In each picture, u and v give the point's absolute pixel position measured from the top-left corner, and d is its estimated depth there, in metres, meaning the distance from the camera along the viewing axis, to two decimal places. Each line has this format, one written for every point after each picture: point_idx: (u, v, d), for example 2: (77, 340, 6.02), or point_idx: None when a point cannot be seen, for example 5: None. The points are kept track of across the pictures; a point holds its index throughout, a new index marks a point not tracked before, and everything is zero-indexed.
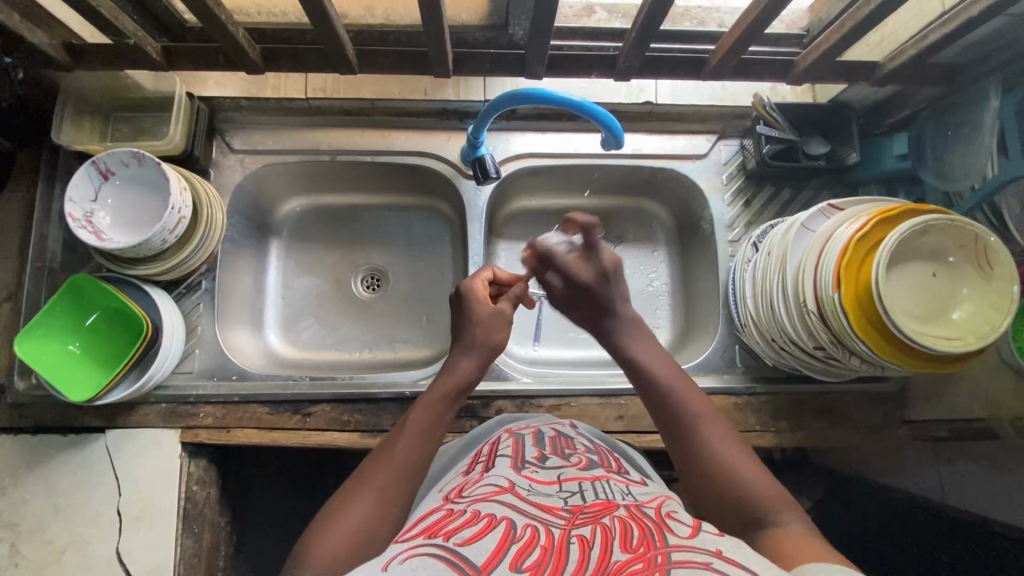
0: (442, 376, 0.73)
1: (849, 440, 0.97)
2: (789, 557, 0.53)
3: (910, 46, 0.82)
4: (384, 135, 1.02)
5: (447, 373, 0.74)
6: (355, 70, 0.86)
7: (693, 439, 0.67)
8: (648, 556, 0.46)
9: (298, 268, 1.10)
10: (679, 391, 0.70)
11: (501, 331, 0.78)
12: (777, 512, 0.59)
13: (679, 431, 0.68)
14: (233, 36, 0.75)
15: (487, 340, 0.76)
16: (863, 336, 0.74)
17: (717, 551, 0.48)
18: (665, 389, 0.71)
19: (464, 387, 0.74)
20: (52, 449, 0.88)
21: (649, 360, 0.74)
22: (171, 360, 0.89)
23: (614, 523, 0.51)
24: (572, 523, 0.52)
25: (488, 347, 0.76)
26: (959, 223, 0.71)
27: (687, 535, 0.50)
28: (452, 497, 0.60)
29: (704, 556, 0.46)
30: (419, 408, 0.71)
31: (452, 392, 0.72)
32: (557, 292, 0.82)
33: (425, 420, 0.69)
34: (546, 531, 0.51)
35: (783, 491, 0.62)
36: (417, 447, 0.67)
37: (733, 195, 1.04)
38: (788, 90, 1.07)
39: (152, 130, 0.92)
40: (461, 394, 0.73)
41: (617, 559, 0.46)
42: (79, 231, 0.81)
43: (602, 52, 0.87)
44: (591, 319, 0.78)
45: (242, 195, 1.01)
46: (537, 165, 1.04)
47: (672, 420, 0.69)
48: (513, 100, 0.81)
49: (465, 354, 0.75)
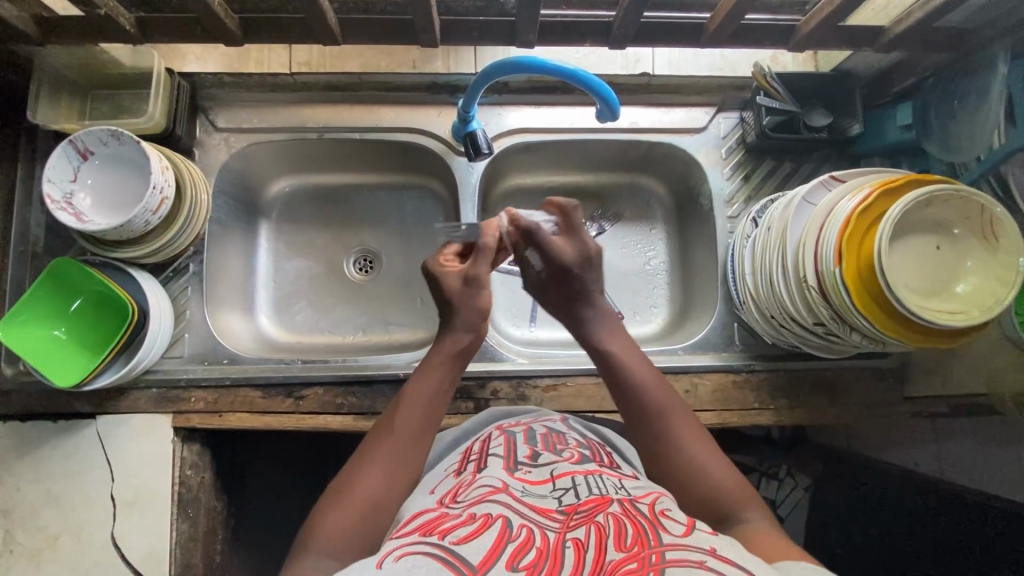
0: (436, 347, 0.72)
1: (850, 417, 0.96)
2: (767, 550, 0.53)
3: (917, 8, 0.79)
4: (372, 111, 0.99)
5: (441, 343, 0.72)
6: (340, 42, 0.82)
7: (655, 430, 0.66)
8: (642, 556, 0.45)
9: (289, 250, 1.08)
10: (640, 383, 0.69)
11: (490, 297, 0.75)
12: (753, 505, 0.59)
13: (645, 427, 0.66)
14: (208, 5, 0.71)
15: (475, 305, 0.74)
16: (865, 313, 0.72)
17: (711, 549, 0.47)
18: (630, 390, 0.69)
19: (458, 356, 0.72)
20: (43, 435, 0.87)
21: (617, 359, 0.71)
22: (159, 345, 0.88)
23: (608, 521, 0.51)
24: (567, 526, 0.52)
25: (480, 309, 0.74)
26: (963, 194, 0.69)
27: (681, 533, 0.49)
28: (446, 501, 0.58)
29: (698, 555, 0.46)
30: (415, 380, 0.69)
31: (449, 363, 0.71)
32: (535, 273, 0.80)
33: (423, 392, 0.68)
34: (541, 533, 0.50)
35: (748, 484, 0.62)
36: (420, 420, 0.66)
37: (732, 169, 1.01)
38: (789, 58, 1.04)
39: (131, 108, 0.89)
40: (458, 362, 0.72)
41: (611, 560, 0.46)
42: (59, 213, 0.78)
43: (596, 19, 0.84)
44: (566, 304, 0.77)
45: (228, 175, 0.99)
46: (530, 140, 1.01)
47: (635, 411, 0.68)
48: (503, 70, 0.78)
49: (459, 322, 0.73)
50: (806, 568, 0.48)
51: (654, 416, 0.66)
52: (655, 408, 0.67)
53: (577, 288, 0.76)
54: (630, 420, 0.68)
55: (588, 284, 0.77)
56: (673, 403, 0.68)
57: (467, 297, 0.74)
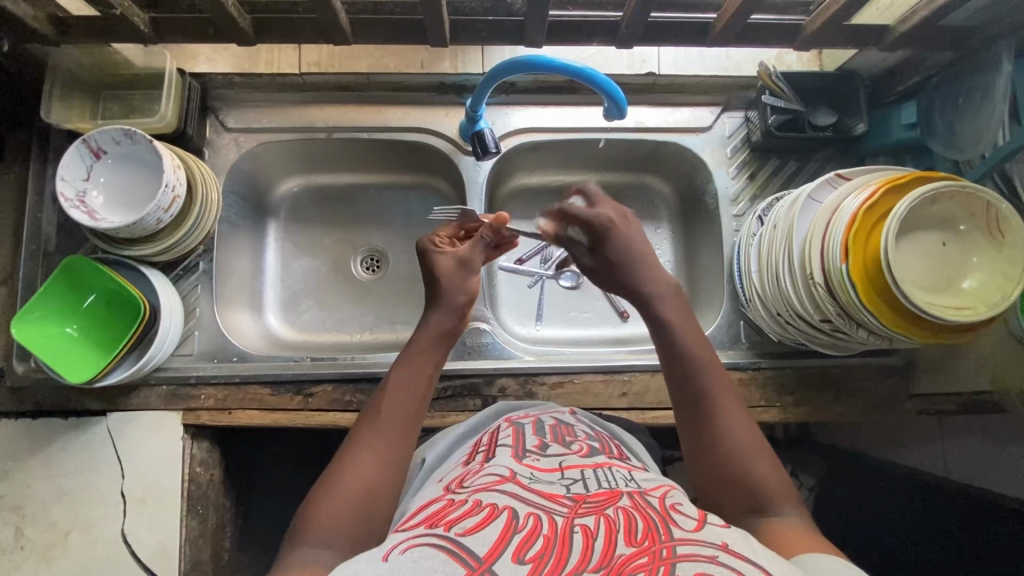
0: (417, 332, 0.74)
1: (856, 414, 0.96)
2: (789, 544, 0.54)
3: (922, 7, 0.80)
4: (381, 111, 1.00)
5: (422, 328, 0.74)
6: (349, 41, 0.83)
7: (707, 413, 0.66)
8: (653, 551, 0.46)
9: (297, 249, 1.09)
10: (699, 366, 0.68)
11: (470, 281, 0.77)
12: (779, 500, 0.59)
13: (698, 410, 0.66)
14: (221, 4, 0.72)
15: (455, 292, 0.75)
16: (872, 308, 0.72)
17: (723, 545, 0.48)
18: (689, 377, 0.68)
19: (440, 339, 0.73)
20: (54, 432, 0.88)
21: (678, 345, 0.70)
22: (169, 342, 0.88)
23: (618, 515, 0.51)
24: (575, 512, 0.52)
25: (460, 295, 0.75)
26: (969, 190, 0.70)
27: (692, 528, 0.50)
28: (452, 488, 0.59)
29: (709, 550, 0.47)
30: (397, 366, 0.71)
31: (428, 346, 0.72)
32: (583, 251, 0.81)
33: (404, 377, 0.69)
34: (549, 520, 0.51)
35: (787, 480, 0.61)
36: (403, 409, 0.67)
37: (737, 168, 1.02)
38: (794, 58, 1.04)
39: (142, 108, 0.90)
40: (440, 353, 0.73)
41: (620, 553, 0.46)
42: (72, 211, 0.79)
43: (603, 19, 0.85)
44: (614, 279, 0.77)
45: (238, 174, 0.99)
46: (537, 140, 1.02)
47: (689, 393, 0.68)
48: (512, 69, 0.79)
49: (437, 311, 0.74)
50: (827, 561, 0.49)
51: (709, 403, 0.66)
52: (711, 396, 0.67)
53: (622, 251, 0.76)
54: (683, 401, 0.68)
55: (627, 240, 0.77)
56: (726, 391, 0.67)
57: (455, 280, 0.76)
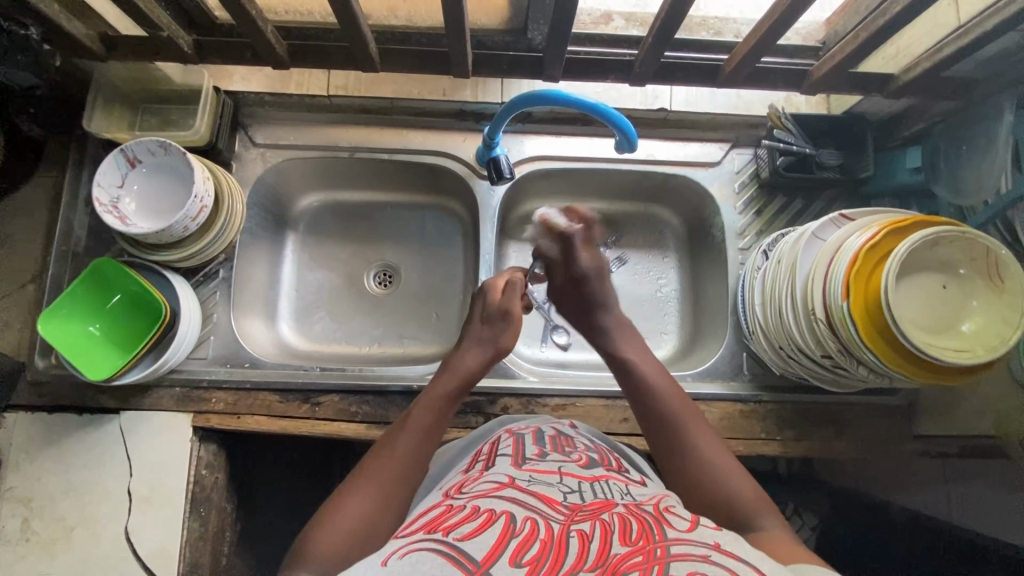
0: (444, 375, 0.80)
1: (854, 452, 0.97)
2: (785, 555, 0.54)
3: (924, 59, 0.84)
4: (402, 134, 1.04)
5: (452, 371, 0.80)
6: (379, 69, 0.88)
7: (683, 454, 0.68)
8: (648, 551, 0.48)
9: (312, 262, 1.12)
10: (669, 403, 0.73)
11: (511, 334, 0.84)
12: (760, 515, 0.61)
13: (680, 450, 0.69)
14: (261, 31, 0.78)
15: (493, 340, 0.83)
16: (872, 347, 0.73)
17: (715, 544, 0.50)
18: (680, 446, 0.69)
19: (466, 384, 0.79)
20: (67, 427, 0.90)
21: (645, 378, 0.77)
22: (186, 346, 0.91)
23: (613, 519, 0.53)
24: (571, 518, 0.54)
25: (495, 346, 0.83)
26: (970, 236, 0.72)
27: (685, 529, 0.52)
28: (452, 493, 0.62)
29: (703, 550, 0.48)
30: (420, 404, 0.75)
31: (455, 390, 0.77)
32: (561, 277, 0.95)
33: (424, 418, 0.73)
34: (546, 526, 0.52)
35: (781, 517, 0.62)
36: (419, 443, 0.71)
37: (745, 203, 1.04)
38: (803, 101, 1.08)
39: (178, 122, 0.95)
40: (464, 390, 0.79)
41: (616, 553, 0.48)
42: (104, 216, 0.84)
43: (617, 58, 0.89)
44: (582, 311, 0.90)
45: (262, 187, 1.04)
46: (550, 167, 1.06)
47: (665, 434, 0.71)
48: (528, 101, 0.83)
49: (470, 351, 0.82)
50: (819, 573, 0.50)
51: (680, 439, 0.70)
52: (691, 434, 0.70)
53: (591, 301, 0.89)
54: (663, 440, 0.71)
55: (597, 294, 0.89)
56: (705, 428, 0.71)
57: (493, 327, 0.84)
